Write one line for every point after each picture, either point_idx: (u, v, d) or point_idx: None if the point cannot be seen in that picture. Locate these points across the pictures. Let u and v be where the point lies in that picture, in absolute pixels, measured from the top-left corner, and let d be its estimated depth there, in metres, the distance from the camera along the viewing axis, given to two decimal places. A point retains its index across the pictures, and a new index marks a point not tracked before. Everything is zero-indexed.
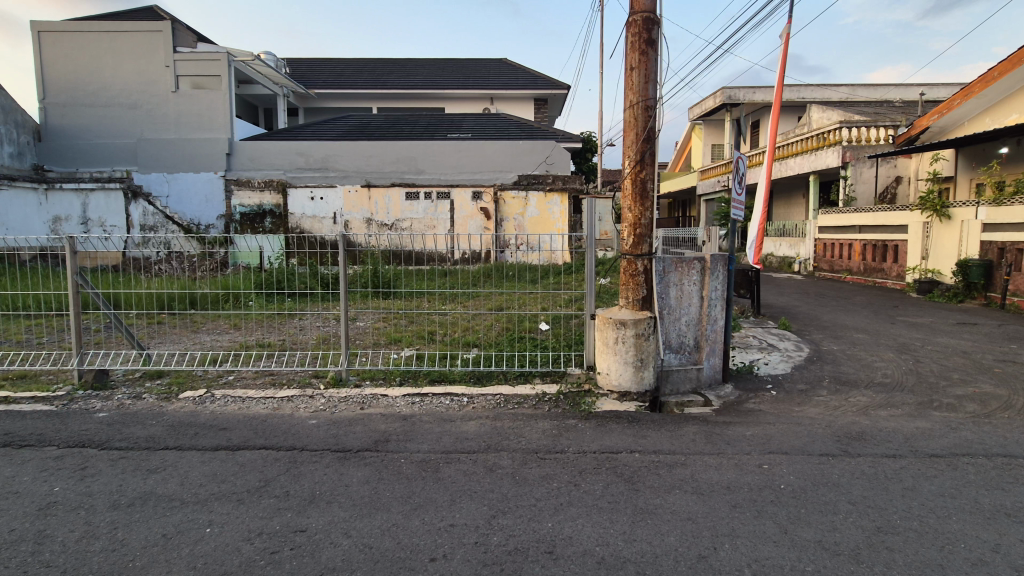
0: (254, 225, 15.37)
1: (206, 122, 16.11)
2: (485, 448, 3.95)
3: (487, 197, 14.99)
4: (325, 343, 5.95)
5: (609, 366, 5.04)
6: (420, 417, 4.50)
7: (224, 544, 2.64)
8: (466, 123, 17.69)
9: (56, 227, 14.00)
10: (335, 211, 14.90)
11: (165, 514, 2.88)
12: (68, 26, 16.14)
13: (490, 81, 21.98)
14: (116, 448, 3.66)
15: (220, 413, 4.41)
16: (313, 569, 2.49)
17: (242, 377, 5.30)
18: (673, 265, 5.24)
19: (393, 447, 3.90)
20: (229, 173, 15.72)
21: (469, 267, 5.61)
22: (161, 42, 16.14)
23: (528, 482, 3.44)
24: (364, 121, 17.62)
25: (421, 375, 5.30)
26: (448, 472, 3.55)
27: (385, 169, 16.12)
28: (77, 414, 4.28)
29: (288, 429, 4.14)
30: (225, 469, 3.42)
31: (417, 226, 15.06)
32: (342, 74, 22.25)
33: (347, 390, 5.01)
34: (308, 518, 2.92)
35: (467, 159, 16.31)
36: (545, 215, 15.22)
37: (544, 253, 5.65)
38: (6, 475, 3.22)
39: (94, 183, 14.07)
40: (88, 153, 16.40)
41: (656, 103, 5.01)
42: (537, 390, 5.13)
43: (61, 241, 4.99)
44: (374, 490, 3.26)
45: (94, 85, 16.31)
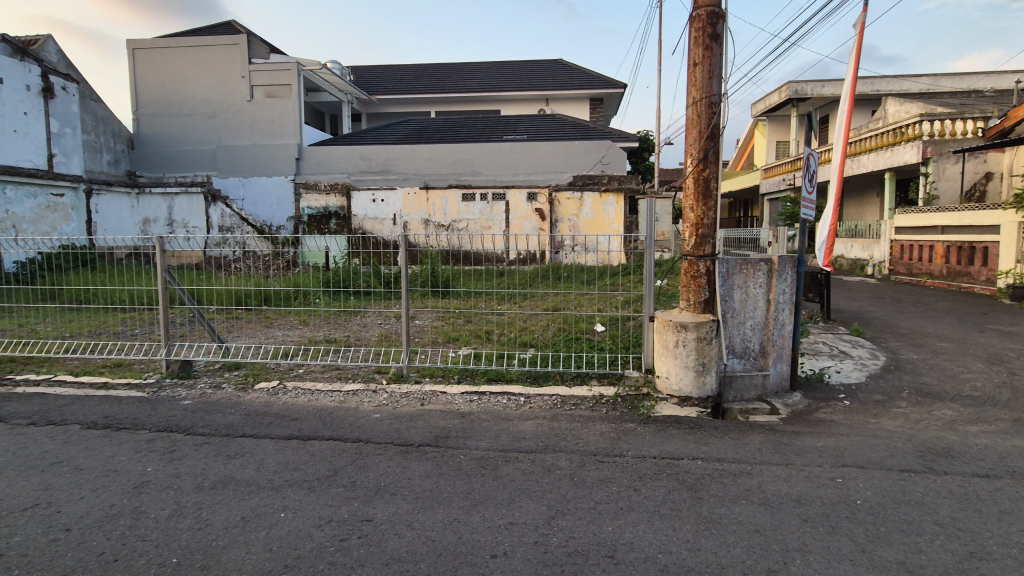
0: (321, 226, 16.05)
1: (278, 128, 17.05)
2: (542, 448, 3.94)
3: (543, 197, 15.06)
4: (386, 340, 6.11)
5: (668, 369, 4.91)
6: (478, 415, 4.55)
7: (296, 530, 2.77)
8: (521, 125, 17.77)
9: (145, 228, 15.35)
10: (395, 212, 15.42)
11: (243, 498, 3.06)
12: (157, 43, 17.54)
13: (545, 82, 22.00)
14: (200, 433, 3.93)
15: (292, 404, 4.65)
16: (379, 559, 2.56)
17: (311, 370, 5.54)
18: (737, 266, 5.03)
19: (452, 443, 3.96)
20: (298, 177, 16.57)
21: (526, 267, 5.59)
22: (238, 54, 17.25)
23: (587, 484, 3.41)
24: (423, 125, 18.08)
25: (479, 374, 5.37)
26: (508, 470, 3.58)
27: (443, 171, 16.44)
28: (166, 401, 4.64)
29: (352, 421, 4.31)
30: (297, 458, 3.59)
31: (473, 227, 15.31)
32: (402, 80, 22.93)
33: (408, 386, 5.13)
34: (374, 508, 3.01)
35: (522, 160, 16.31)
36: (600, 216, 15.05)
37: (599, 254, 5.61)
38: (106, 454, 3.52)
39: (178, 188, 15.16)
40: (172, 160, 17.69)
41: (720, 100, 4.84)
42: (594, 391, 5.07)
43: (151, 241, 5.41)
44: (435, 485, 3.33)
45: (177, 97, 17.58)
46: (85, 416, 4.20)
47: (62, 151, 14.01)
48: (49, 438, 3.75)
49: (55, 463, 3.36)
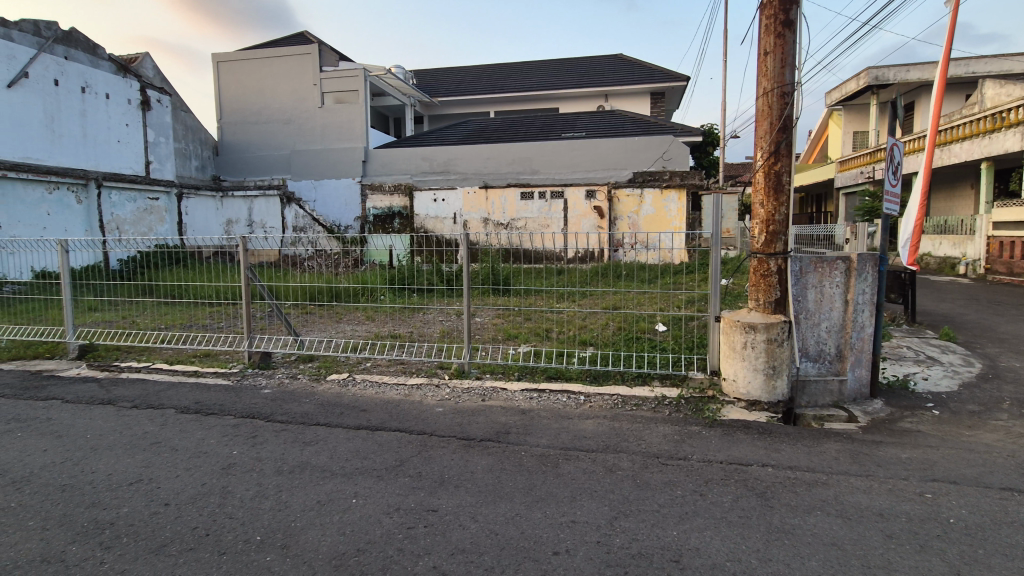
0: (385, 226, 16.53)
1: (346, 133, 17.84)
2: (603, 448, 3.90)
3: (602, 195, 14.82)
4: (448, 336, 6.25)
5: (735, 372, 4.73)
6: (538, 413, 4.56)
7: (367, 516, 2.89)
8: (580, 122, 17.63)
9: (229, 228, 16.30)
10: (455, 211, 15.71)
11: (318, 483, 3.23)
12: (238, 55, 18.79)
13: (605, 78, 21.70)
14: (279, 420, 4.19)
15: (361, 396, 4.86)
16: (444, 549, 2.63)
17: (377, 364, 5.80)
18: (811, 265, 4.75)
19: (513, 439, 4.00)
20: (364, 179, 17.25)
21: (585, 266, 5.59)
22: (310, 63, 18.17)
23: (650, 487, 3.34)
24: (482, 125, 18.33)
25: (539, 371, 5.41)
26: (569, 468, 3.57)
27: (502, 170, 16.61)
28: (248, 389, 4.98)
29: (417, 414, 4.45)
30: (367, 447, 3.76)
31: (532, 225, 15.36)
32: (462, 82, 23.34)
33: (470, 381, 5.24)
34: (439, 499, 3.10)
35: (581, 158, 16.17)
36: (661, 213, 14.68)
37: (659, 252, 5.48)
38: (198, 437, 3.83)
39: (257, 192, 15.92)
40: (250, 165, 18.91)
41: (794, 89, 4.58)
42: (656, 392, 4.96)
43: (235, 241, 5.82)
44: (498, 479, 3.38)
45: (255, 105, 18.77)
46: (178, 401, 4.59)
47: (157, 158, 15.33)
48: (150, 420, 4.12)
49: (155, 443, 3.70)
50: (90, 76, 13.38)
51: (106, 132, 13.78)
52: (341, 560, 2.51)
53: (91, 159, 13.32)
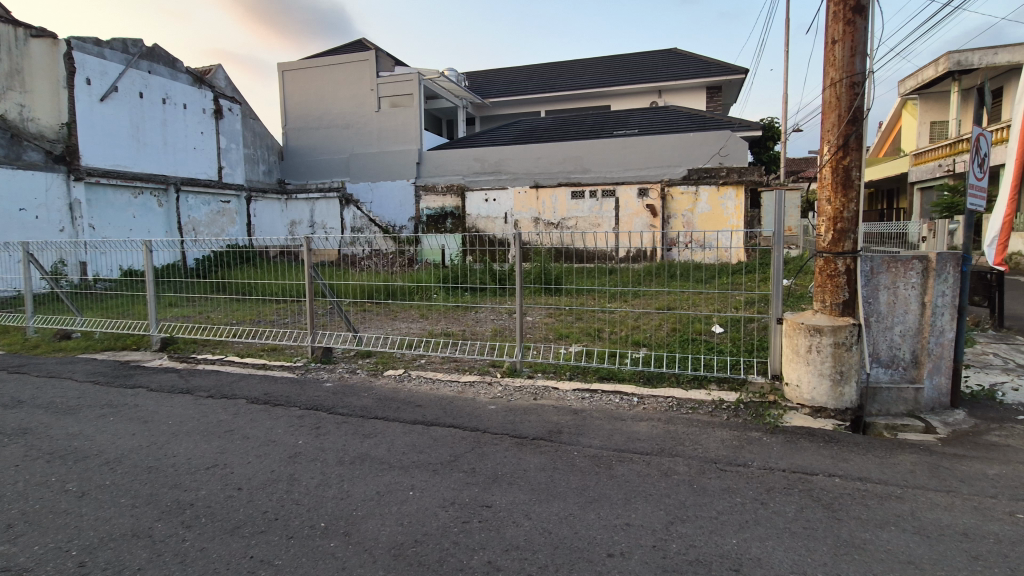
0: (438, 226, 16.98)
1: (401, 136, 18.34)
2: (658, 452, 3.82)
3: (655, 193, 14.54)
4: (500, 335, 6.30)
5: (799, 377, 4.51)
6: (590, 413, 4.53)
7: (424, 508, 2.97)
8: (632, 119, 17.33)
9: (292, 229, 17.15)
10: (506, 211, 15.92)
11: (377, 474, 3.35)
12: (300, 64, 19.69)
13: (658, 74, 21.23)
14: (340, 413, 4.37)
15: (416, 391, 4.99)
16: (499, 544, 2.66)
17: (431, 361, 5.95)
18: (883, 265, 4.47)
19: (565, 439, 3.99)
20: (418, 180, 17.68)
21: (638, 265, 5.49)
22: (367, 69, 18.80)
23: (707, 493, 3.25)
24: (533, 125, 18.38)
25: (591, 371, 5.37)
26: (623, 470, 3.53)
27: (552, 169, 16.47)
28: (312, 382, 5.23)
29: (471, 411, 4.52)
30: (422, 441, 3.85)
31: (582, 224, 15.27)
32: (513, 82, 23.47)
33: (522, 380, 5.27)
34: (493, 496, 3.14)
35: (633, 155, 15.75)
36: (718, 211, 14.24)
37: (716, 251, 5.27)
38: (267, 426, 4.06)
39: (319, 194, 16.63)
40: (311, 168, 19.79)
41: (865, 79, 4.31)
42: (714, 396, 4.81)
43: (298, 242, 6.09)
44: (550, 478, 3.38)
45: (316, 111, 19.62)
46: (249, 392, 4.88)
47: (228, 163, 16.27)
48: (224, 409, 4.40)
49: (229, 431, 3.94)
50: (169, 88, 14.38)
51: (184, 140, 14.77)
52: (400, 550, 2.59)
53: (170, 166, 14.31)
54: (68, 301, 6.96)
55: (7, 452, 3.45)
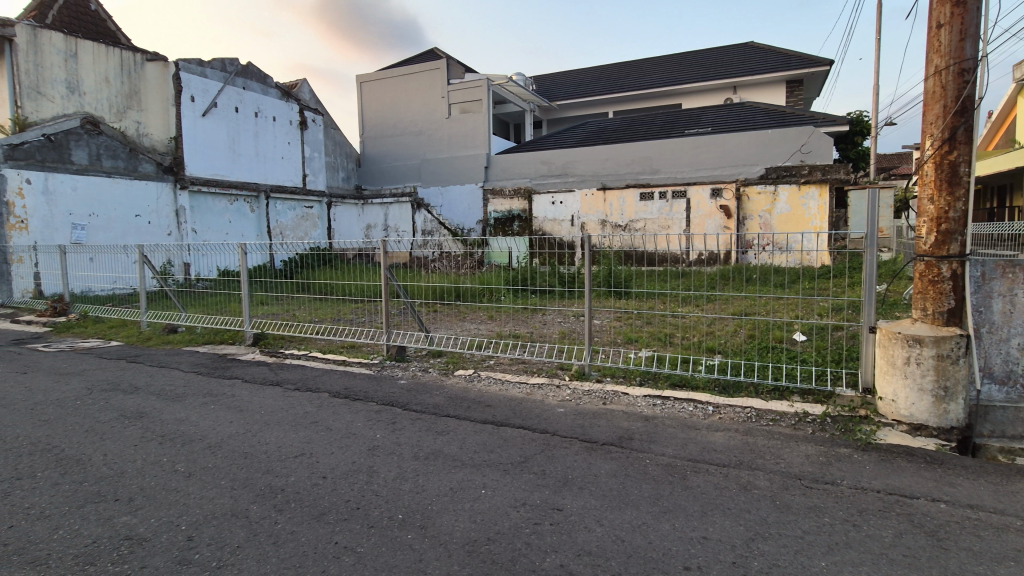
0: (505, 228, 17.27)
1: (470, 140, 18.73)
2: (737, 464, 3.65)
3: (729, 193, 13.96)
4: (568, 338, 6.27)
5: (895, 391, 4.15)
6: (662, 420, 4.41)
7: (496, 507, 3.01)
8: (705, 117, 16.71)
9: (368, 233, 18.25)
10: (573, 214, 15.88)
11: (450, 471, 3.42)
12: (376, 74, 20.60)
13: (734, 69, 20.35)
14: (414, 409, 4.52)
15: (487, 391, 5.07)
16: (571, 548, 2.65)
17: (500, 363, 6.03)
18: (997, 270, 4.01)
19: (637, 446, 3.91)
20: (486, 184, 18.04)
21: (709, 269, 5.27)
22: (438, 77, 19.35)
23: (792, 511, 3.06)
24: (601, 127, 18.17)
25: (662, 378, 5.20)
26: (698, 481, 3.40)
27: (620, 171, 16.15)
28: (388, 378, 5.46)
29: (540, 413, 4.53)
30: (493, 441, 3.90)
31: (651, 226, 14.93)
32: (580, 84, 23.33)
33: (590, 383, 5.22)
34: (564, 499, 3.13)
35: (705, 155, 15.13)
36: (798, 212, 13.45)
37: (796, 253, 4.95)
38: (348, 419, 4.28)
39: (393, 198, 17.41)
40: (385, 174, 20.68)
41: (976, 65, 3.91)
42: (797, 408, 4.53)
43: (374, 245, 6.33)
44: (622, 485, 3.32)
45: (390, 120, 20.46)
46: (332, 386, 5.17)
47: (311, 171, 17.34)
48: (309, 401, 4.68)
49: (313, 422, 4.19)
50: (260, 103, 15.50)
51: (272, 150, 15.85)
52: (474, 546, 2.64)
53: (261, 174, 15.43)
54: (175, 299, 7.67)
55: (127, 433, 3.85)
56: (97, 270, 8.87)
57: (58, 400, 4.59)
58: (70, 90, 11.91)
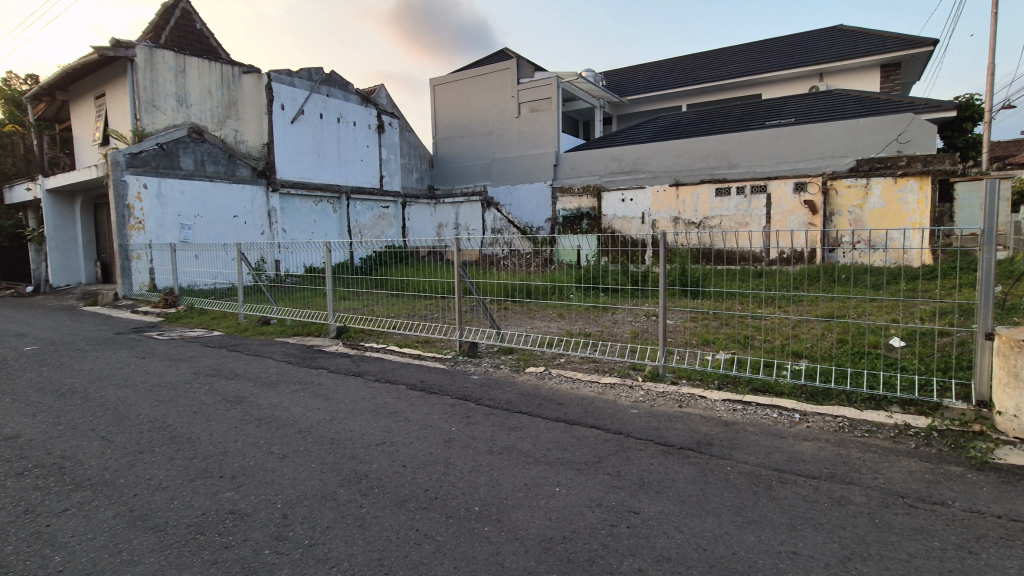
0: (574, 227, 17.30)
1: (539, 139, 18.75)
2: (828, 476, 3.41)
3: (814, 187, 13.19)
4: (640, 337, 6.12)
5: (1018, 406, 3.71)
6: (744, 426, 4.20)
7: (571, 506, 2.99)
8: (788, 108, 15.76)
9: (440, 231, 18.62)
10: (644, 211, 15.55)
11: (524, 467, 3.44)
12: (448, 77, 21.11)
13: (820, 55, 19.02)
14: (487, 404, 4.60)
15: (558, 389, 5.06)
16: (649, 553, 2.58)
17: (571, 361, 6.01)
18: None
19: (717, 452, 3.74)
20: (555, 182, 18.01)
21: (791, 268, 5.01)
22: (508, 77, 19.51)
23: (894, 531, 2.81)
24: (674, 121, 17.61)
25: (743, 382, 4.95)
26: (785, 492, 3.21)
27: (694, 167, 15.48)
28: (461, 373, 5.59)
29: (613, 413, 4.46)
30: (566, 440, 3.88)
31: (728, 224, 14.27)
32: (652, 78, 22.72)
33: (664, 385, 5.07)
34: (640, 502, 3.05)
35: (790, 147, 14.19)
36: (894, 207, 12.38)
37: (890, 251, 4.54)
38: (425, 411, 4.42)
39: (463, 198, 17.73)
40: (456, 174, 21.21)
41: None
42: (897, 420, 4.15)
43: (447, 243, 6.48)
44: (702, 492, 3.20)
45: (461, 121, 20.92)
46: (409, 378, 5.37)
47: (388, 172, 18.05)
48: (389, 392, 4.89)
49: (393, 412, 4.36)
50: (342, 109, 16.32)
51: (352, 154, 16.64)
52: (550, 544, 2.63)
53: (343, 176, 16.27)
54: (268, 293, 8.26)
55: (229, 415, 4.20)
56: (202, 266, 9.74)
57: (170, 383, 5.07)
58: (179, 102, 13.11)
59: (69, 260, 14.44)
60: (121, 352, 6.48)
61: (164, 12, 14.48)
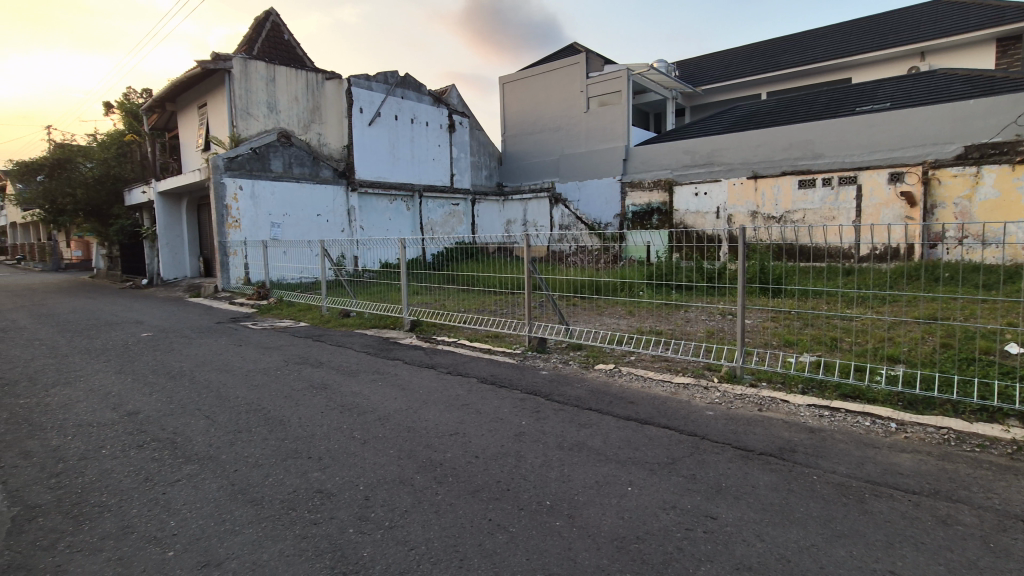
0: (643, 222, 17.02)
1: (609, 133, 18.41)
2: (930, 493, 3.12)
3: (913, 177, 12.19)
4: (715, 337, 5.90)
5: None
6: (832, 434, 3.93)
7: (644, 507, 2.93)
8: (883, 92, 14.51)
9: (508, 228, 19.06)
10: (720, 205, 15.19)
11: (595, 464, 3.42)
12: (517, 74, 21.21)
13: (923, 32, 17.33)
14: (557, 400, 4.61)
15: (628, 388, 4.97)
16: (728, 560, 2.48)
17: (642, 359, 5.89)
18: None
19: (801, 459, 3.54)
20: (624, 177, 17.71)
21: (882, 267, 4.61)
22: (578, 72, 19.31)
23: (1011, 557, 2.53)
24: (752, 111, 16.73)
25: (830, 387, 4.64)
26: (880, 507, 2.97)
27: (774, 158, 14.46)
28: (530, 368, 5.64)
29: (687, 414, 4.32)
30: (637, 439, 3.82)
31: (812, 218, 13.62)
32: (728, 66, 21.68)
33: (742, 387, 4.84)
34: (718, 507, 2.95)
35: (885, 134, 12.79)
36: (1010, 198, 11.11)
37: (1007, 246, 4.04)
38: (497, 404, 4.49)
39: (532, 195, 17.95)
40: (524, 171, 21.34)
41: None
42: (1015, 435, 3.71)
43: (516, 239, 6.52)
44: (785, 500, 3.03)
45: (530, 118, 20.98)
46: (480, 371, 5.49)
47: (459, 170, 18.44)
48: (461, 385, 5.02)
49: (465, 404, 4.47)
50: (415, 110, 16.83)
51: (425, 153, 17.13)
52: (622, 543, 2.60)
53: (416, 175, 16.81)
54: (347, 287, 8.71)
55: (315, 401, 4.48)
56: (290, 262, 10.44)
57: (264, 369, 5.49)
58: (270, 109, 14.07)
59: (177, 256, 15.99)
60: (220, 339, 7.09)
61: (257, 25, 15.59)
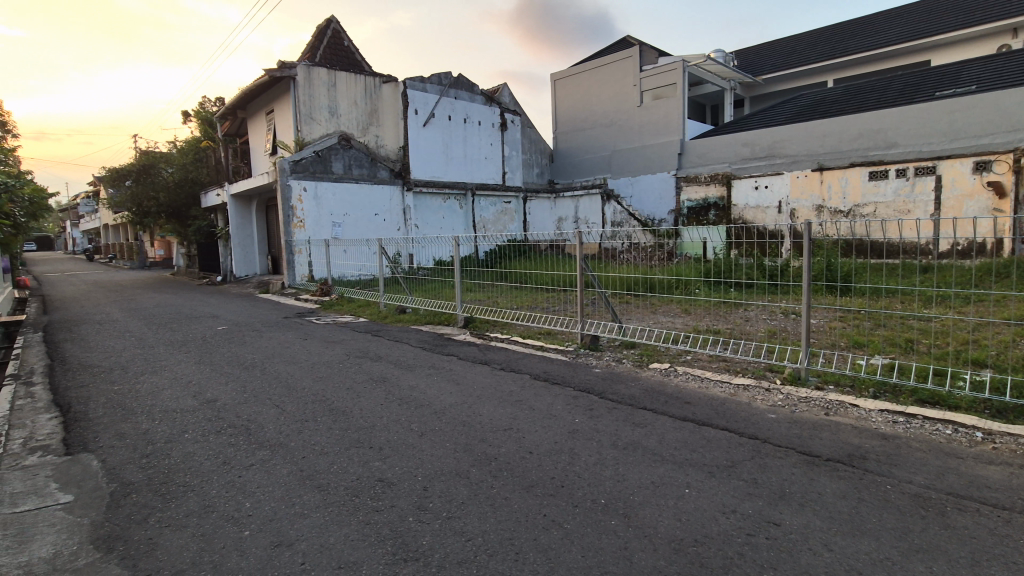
0: (699, 218, 16.49)
1: (663, 127, 17.94)
2: (1021, 508, 2.87)
3: (1002, 166, 11.11)
4: (777, 336, 5.66)
5: None
6: (907, 441, 3.69)
7: (703, 510, 2.87)
8: (968, 73, 13.37)
9: (560, 225, 18.92)
10: (781, 199, 14.54)
11: (651, 465, 3.37)
12: (569, 71, 21.06)
13: (1014, 6, 15.84)
14: (611, 398, 4.57)
15: (685, 388, 4.86)
16: (792, 569, 2.39)
17: (699, 358, 5.73)
18: None
19: (873, 467, 3.35)
20: (679, 171, 17.16)
21: (965, 263, 4.27)
22: (631, 66, 18.94)
23: None
24: (818, 100, 15.85)
25: (905, 391, 4.35)
26: (964, 521, 2.77)
27: (842, 148, 13.76)
28: (583, 366, 5.63)
29: (748, 417, 4.17)
30: (695, 440, 3.73)
31: (884, 212, 12.78)
32: (792, 53, 20.63)
33: (808, 390, 4.62)
34: (782, 513, 2.83)
35: (969, 119, 11.88)
36: None
37: None
38: (550, 401, 4.50)
39: (584, 191, 17.85)
40: (576, 168, 21.19)
41: None
42: None
43: (567, 236, 6.49)
44: (856, 510, 2.88)
45: (582, 114, 20.78)
46: (533, 368, 5.52)
47: (510, 168, 18.53)
48: (514, 381, 5.08)
49: (519, 400, 4.52)
50: (468, 109, 17.05)
51: (477, 152, 17.33)
52: (680, 545, 2.56)
53: (469, 174, 17.03)
54: (403, 284, 8.96)
55: (375, 393, 4.65)
56: (350, 260, 10.90)
57: (327, 362, 5.76)
58: (331, 113, 14.67)
59: (246, 254, 16.99)
60: (286, 333, 7.49)
61: (319, 33, 16.29)
